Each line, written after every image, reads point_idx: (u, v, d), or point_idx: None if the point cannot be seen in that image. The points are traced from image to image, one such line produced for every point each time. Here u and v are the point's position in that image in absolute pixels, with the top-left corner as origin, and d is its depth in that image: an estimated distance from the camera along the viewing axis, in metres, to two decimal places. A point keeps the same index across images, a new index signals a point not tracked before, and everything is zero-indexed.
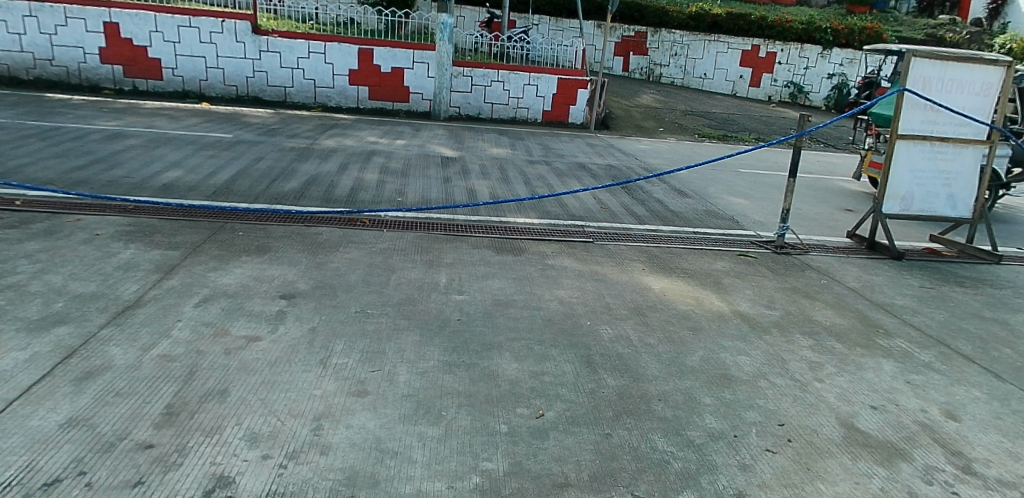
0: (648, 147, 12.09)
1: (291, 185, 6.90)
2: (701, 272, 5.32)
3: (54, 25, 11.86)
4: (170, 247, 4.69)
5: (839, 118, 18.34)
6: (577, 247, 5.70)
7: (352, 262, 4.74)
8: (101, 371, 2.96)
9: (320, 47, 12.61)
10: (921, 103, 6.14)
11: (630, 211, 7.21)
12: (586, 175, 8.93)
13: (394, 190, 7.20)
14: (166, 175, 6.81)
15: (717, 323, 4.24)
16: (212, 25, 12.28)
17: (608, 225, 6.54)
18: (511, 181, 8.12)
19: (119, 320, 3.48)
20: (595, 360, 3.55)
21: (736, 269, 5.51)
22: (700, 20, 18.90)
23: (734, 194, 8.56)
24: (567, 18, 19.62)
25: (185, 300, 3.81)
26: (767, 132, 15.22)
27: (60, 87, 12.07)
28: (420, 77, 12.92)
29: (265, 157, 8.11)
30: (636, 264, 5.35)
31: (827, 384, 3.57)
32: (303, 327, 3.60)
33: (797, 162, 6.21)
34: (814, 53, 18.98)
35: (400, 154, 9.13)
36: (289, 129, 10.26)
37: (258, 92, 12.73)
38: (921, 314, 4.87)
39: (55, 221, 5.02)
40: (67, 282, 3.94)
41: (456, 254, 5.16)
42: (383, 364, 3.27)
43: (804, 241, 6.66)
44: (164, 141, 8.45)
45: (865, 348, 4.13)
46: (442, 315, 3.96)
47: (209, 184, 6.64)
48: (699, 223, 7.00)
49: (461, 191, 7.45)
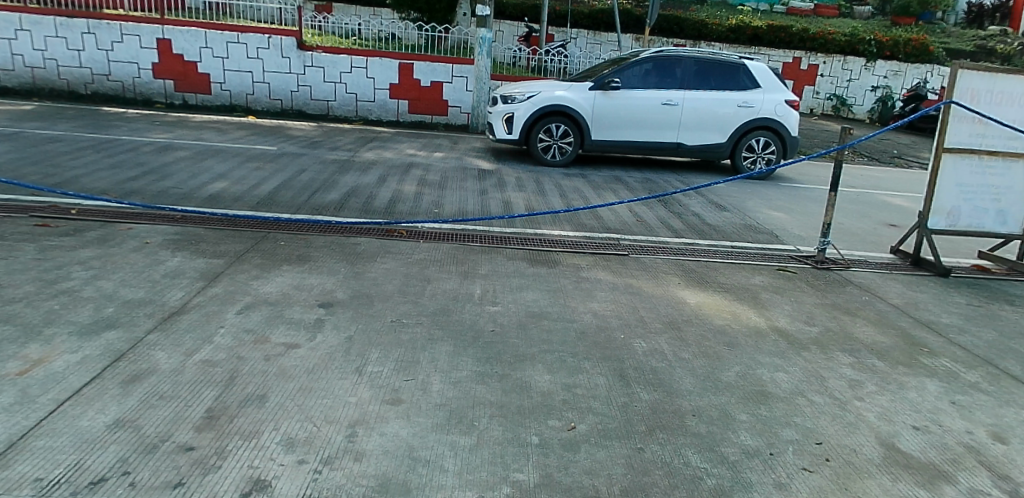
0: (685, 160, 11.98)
1: (332, 196, 7.07)
2: (738, 287, 5.23)
3: (111, 41, 12.44)
4: (214, 256, 4.85)
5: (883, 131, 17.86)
6: (611, 259, 5.68)
7: (389, 272, 4.82)
8: (146, 374, 3.07)
9: (362, 62, 12.92)
10: (969, 116, 5.97)
11: (666, 225, 7.15)
12: (622, 187, 8.90)
13: (432, 201, 7.31)
14: (213, 186, 7.04)
15: (754, 340, 4.16)
16: (259, 41, 12.71)
17: (643, 239, 6.51)
18: (547, 194, 8.14)
19: (165, 326, 3.61)
20: (628, 374, 3.53)
21: (774, 284, 5.40)
22: (740, 32, 18.86)
23: (774, 208, 8.42)
24: (606, 32, 19.68)
25: (228, 307, 3.93)
26: (809, 145, 14.94)
27: (115, 101, 12.63)
28: (458, 90, 13.10)
29: (307, 169, 8.31)
30: (671, 277, 5.30)
31: (869, 403, 3.47)
32: (340, 336, 3.67)
33: (838, 176, 6.05)
34: (857, 66, 18.54)
35: (438, 166, 9.25)
36: (330, 142, 10.49)
37: (302, 105, 13.09)
38: (968, 332, 4.71)
39: (108, 230, 5.24)
40: (118, 287, 4.10)
41: (492, 265, 5.20)
42: (417, 374, 3.31)
43: (845, 256, 6.51)
44: (210, 153, 8.74)
45: (909, 367, 4.00)
46: (475, 325, 4.00)
47: (253, 195, 6.84)
48: (737, 237, 6.90)
49: (496, 204, 7.49)
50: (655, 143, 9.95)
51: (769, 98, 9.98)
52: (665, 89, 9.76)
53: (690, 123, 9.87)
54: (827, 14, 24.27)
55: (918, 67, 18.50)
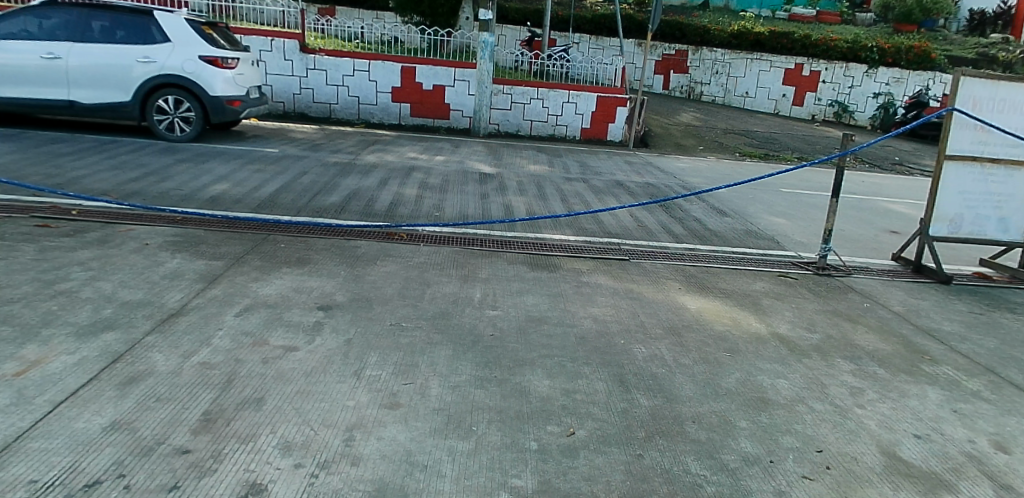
0: (686, 165, 11.97)
1: (332, 199, 7.06)
2: (739, 292, 5.22)
3: None
4: (214, 257, 4.85)
5: (884, 138, 17.86)
6: (612, 264, 5.66)
7: (388, 276, 4.81)
8: (144, 376, 3.06)
9: (364, 65, 12.96)
10: (971, 123, 5.97)
11: (668, 230, 7.13)
12: (623, 192, 8.90)
13: (432, 205, 7.30)
14: (214, 188, 7.05)
15: (755, 346, 4.14)
16: (261, 43, 12.78)
17: (644, 244, 6.49)
18: (548, 198, 8.13)
19: (163, 327, 3.60)
20: (628, 379, 3.51)
21: (775, 290, 5.39)
22: (743, 38, 18.93)
23: (775, 213, 8.41)
24: (608, 37, 19.75)
25: (227, 310, 3.92)
26: (810, 152, 14.96)
27: None
28: (461, 94, 13.13)
29: (308, 171, 8.31)
30: (672, 283, 5.28)
31: (869, 411, 3.45)
32: (339, 339, 3.66)
33: (840, 182, 6.03)
34: (859, 72, 18.55)
35: (439, 170, 9.22)
36: (332, 145, 10.49)
37: (304, 108, 13.15)
38: (970, 340, 4.68)
39: (108, 230, 5.23)
40: (117, 289, 4.09)
41: (492, 269, 5.18)
42: (416, 378, 3.29)
43: (846, 262, 6.49)
44: (212, 155, 8.75)
45: (910, 375, 3.98)
46: (475, 329, 3.98)
47: (253, 197, 6.84)
48: (738, 243, 6.88)
49: (497, 207, 7.49)
50: (45, 100, 9.06)
51: (175, 53, 9.15)
52: (54, 41, 8.97)
53: (78, 81, 9.01)
54: (829, 20, 24.30)
55: (920, 74, 18.48)
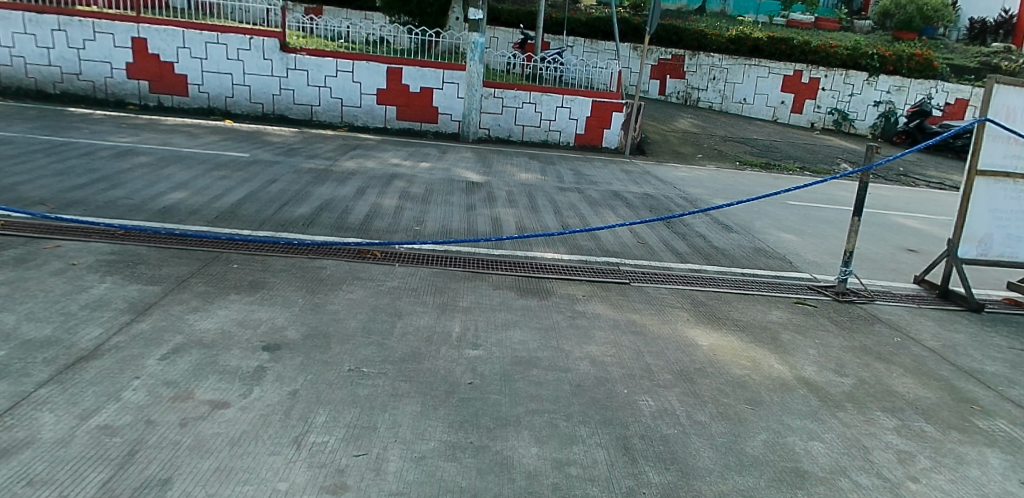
0: (686, 175, 11.39)
1: (301, 211, 6.41)
2: (754, 325, 4.60)
3: (83, 39, 11.88)
4: (151, 281, 4.19)
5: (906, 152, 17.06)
6: (611, 289, 5.05)
7: (354, 305, 4.16)
8: (19, 447, 2.44)
9: (348, 66, 12.32)
10: (1004, 136, 5.40)
11: (670, 247, 6.53)
12: (621, 204, 8.29)
13: (412, 218, 6.66)
14: (169, 197, 6.40)
15: (780, 396, 3.52)
16: (240, 42, 12.15)
17: (646, 263, 5.88)
18: (540, 210, 7.50)
19: (63, 377, 2.95)
20: (633, 445, 2.88)
21: (794, 322, 4.78)
22: (741, 43, 18.50)
23: (784, 229, 7.85)
24: (603, 40, 19.19)
25: (150, 351, 3.28)
26: (812, 162, 14.47)
27: (86, 102, 12.07)
28: (449, 97, 12.50)
29: (278, 179, 7.66)
30: (679, 312, 4.66)
31: (926, 486, 2.83)
32: (282, 391, 3.02)
33: (863, 201, 5.45)
34: (859, 80, 18.06)
35: (423, 178, 8.59)
36: (309, 149, 9.84)
37: (284, 110, 12.50)
38: (1019, 385, 4.08)
39: (32, 248, 4.58)
40: (21, 323, 3.44)
41: (474, 296, 4.54)
42: (371, 446, 2.65)
43: (867, 286, 5.94)
44: (176, 160, 8.08)
45: (963, 433, 3.37)
46: (450, 376, 3.32)
47: (213, 207, 6.20)
48: (748, 263, 6.31)
49: (484, 221, 6.85)
50: None
51: None
52: None
53: None
54: (827, 27, 23.82)
55: (922, 83, 18.01)
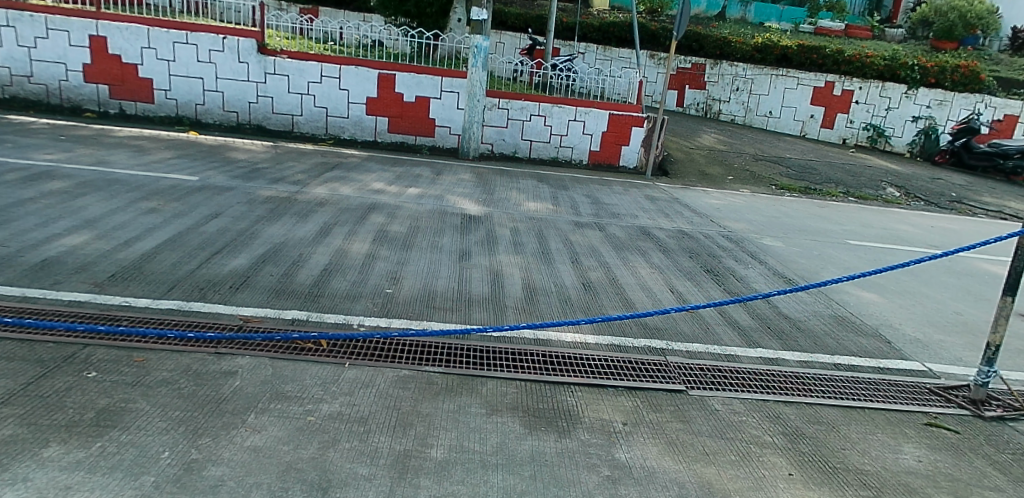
0: (719, 202, 9.75)
1: (237, 263, 4.80)
2: (890, 483, 2.98)
3: (34, 36, 10.34)
4: None
5: None
6: (664, 407, 3.40)
7: (257, 465, 2.54)
8: None
9: (334, 71, 10.73)
10: None
11: (728, 319, 4.87)
12: (652, 246, 6.65)
13: (386, 272, 5.03)
14: (61, 243, 4.80)
15: None
16: (212, 42, 10.57)
17: (703, 350, 4.22)
18: (553, 257, 5.87)
19: None
20: None
21: (944, 473, 3.16)
22: (768, 52, 16.94)
23: (861, 285, 6.21)
24: (618, 47, 17.65)
25: None
26: (856, 185, 12.82)
27: (37, 108, 10.53)
28: (448, 108, 10.89)
29: (224, 212, 6.06)
30: (773, 460, 3.02)
31: None
32: None
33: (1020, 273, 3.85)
34: (897, 93, 16.32)
35: (408, 209, 6.99)
36: (277, 170, 8.26)
37: (261, 120, 10.92)
38: None
39: None
40: None
41: (457, 432, 2.92)
42: None
43: (1008, 386, 4.28)
44: (102, 185, 6.50)
45: None
46: None
47: (115, 260, 4.59)
48: (836, 345, 4.66)
49: (481, 276, 5.21)
50: None
51: None
52: None
53: None
54: (858, 35, 22.14)
55: (967, 97, 16.12)
